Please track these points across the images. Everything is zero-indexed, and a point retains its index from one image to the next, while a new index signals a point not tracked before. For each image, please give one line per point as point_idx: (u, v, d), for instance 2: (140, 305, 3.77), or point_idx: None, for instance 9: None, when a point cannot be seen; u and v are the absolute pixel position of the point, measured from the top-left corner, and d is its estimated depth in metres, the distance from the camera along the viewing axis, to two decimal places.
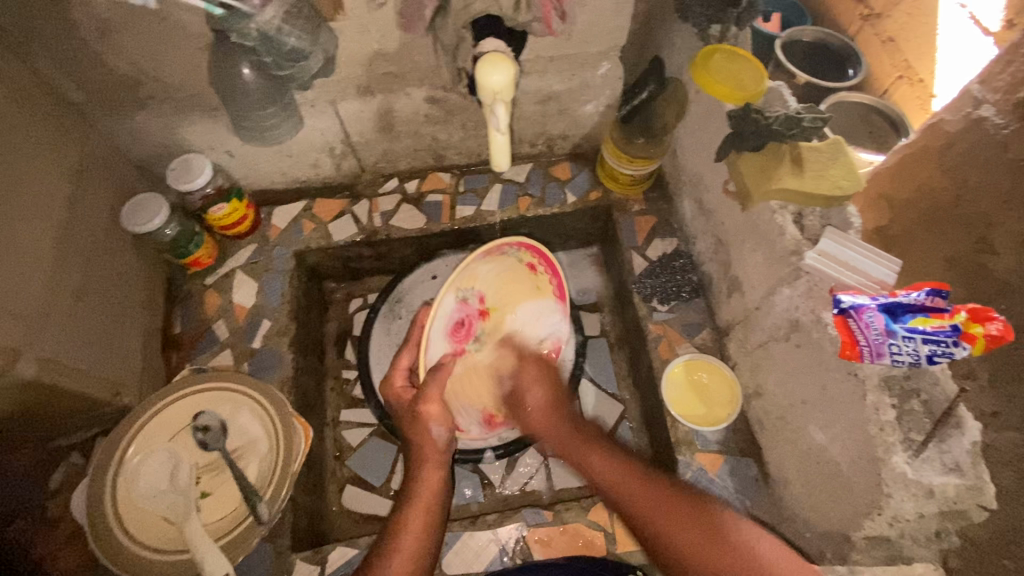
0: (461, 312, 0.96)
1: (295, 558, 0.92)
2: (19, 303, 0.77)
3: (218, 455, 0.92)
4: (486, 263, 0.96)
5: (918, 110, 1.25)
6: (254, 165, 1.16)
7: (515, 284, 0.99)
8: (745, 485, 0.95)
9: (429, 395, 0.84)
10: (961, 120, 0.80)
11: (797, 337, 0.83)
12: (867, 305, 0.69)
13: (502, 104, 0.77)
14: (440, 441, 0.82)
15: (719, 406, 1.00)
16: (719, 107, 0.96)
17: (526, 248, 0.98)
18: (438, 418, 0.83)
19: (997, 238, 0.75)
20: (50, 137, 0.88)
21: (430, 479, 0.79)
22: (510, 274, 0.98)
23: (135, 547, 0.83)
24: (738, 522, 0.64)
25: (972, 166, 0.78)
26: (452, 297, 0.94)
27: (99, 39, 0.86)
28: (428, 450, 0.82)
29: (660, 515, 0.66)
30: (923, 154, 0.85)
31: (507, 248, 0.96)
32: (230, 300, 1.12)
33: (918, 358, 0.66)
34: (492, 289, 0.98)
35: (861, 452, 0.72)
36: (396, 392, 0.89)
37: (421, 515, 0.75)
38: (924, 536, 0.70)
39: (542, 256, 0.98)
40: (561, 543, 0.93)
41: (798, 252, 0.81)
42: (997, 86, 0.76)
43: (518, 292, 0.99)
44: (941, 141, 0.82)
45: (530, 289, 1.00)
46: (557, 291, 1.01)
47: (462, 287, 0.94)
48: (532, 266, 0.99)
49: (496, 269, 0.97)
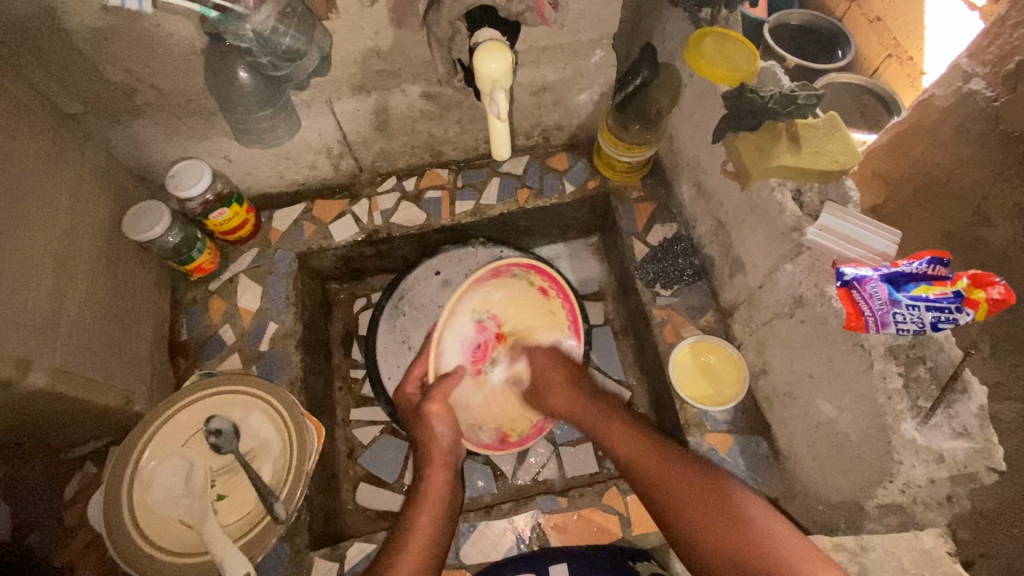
0: (481, 335, 1.01)
1: (314, 555, 0.93)
2: (26, 314, 0.77)
3: (231, 457, 0.93)
4: (498, 289, 1.01)
5: (908, 88, 1.28)
6: (253, 170, 1.16)
7: (528, 308, 1.05)
8: (756, 463, 0.96)
9: (434, 396, 0.90)
10: (950, 95, 0.82)
11: (801, 312, 0.83)
12: (870, 276, 0.70)
13: (501, 90, 0.78)
14: (444, 442, 0.89)
15: (726, 386, 1.01)
16: (713, 89, 0.97)
17: (535, 270, 1.02)
18: (443, 419, 0.90)
19: (991, 209, 0.76)
20: (49, 149, 0.88)
21: (435, 478, 0.86)
22: (522, 298, 1.04)
23: (155, 551, 0.84)
24: (753, 507, 0.71)
25: (965, 140, 0.80)
26: (468, 320, 0.98)
27: (92, 48, 0.86)
28: (433, 449, 0.88)
29: (678, 485, 0.76)
30: (917, 129, 0.87)
31: (515, 271, 1.00)
32: (234, 305, 1.13)
33: (922, 325, 0.67)
34: (508, 314, 1.03)
35: (871, 422, 0.73)
36: (406, 397, 0.96)
37: (429, 513, 0.82)
38: (935, 501, 0.71)
39: (553, 283, 1.03)
40: (577, 529, 0.93)
41: (799, 229, 0.81)
42: (985, 59, 0.77)
43: (532, 317, 1.05)
44: (933, 117, 0.84)
45: (543, 316, 1.06)
46: (568, 317, 1.06)
47: (480, 309, 0.99)
48: (544, 290, 1.05)
49: (509, 294, 1.02)
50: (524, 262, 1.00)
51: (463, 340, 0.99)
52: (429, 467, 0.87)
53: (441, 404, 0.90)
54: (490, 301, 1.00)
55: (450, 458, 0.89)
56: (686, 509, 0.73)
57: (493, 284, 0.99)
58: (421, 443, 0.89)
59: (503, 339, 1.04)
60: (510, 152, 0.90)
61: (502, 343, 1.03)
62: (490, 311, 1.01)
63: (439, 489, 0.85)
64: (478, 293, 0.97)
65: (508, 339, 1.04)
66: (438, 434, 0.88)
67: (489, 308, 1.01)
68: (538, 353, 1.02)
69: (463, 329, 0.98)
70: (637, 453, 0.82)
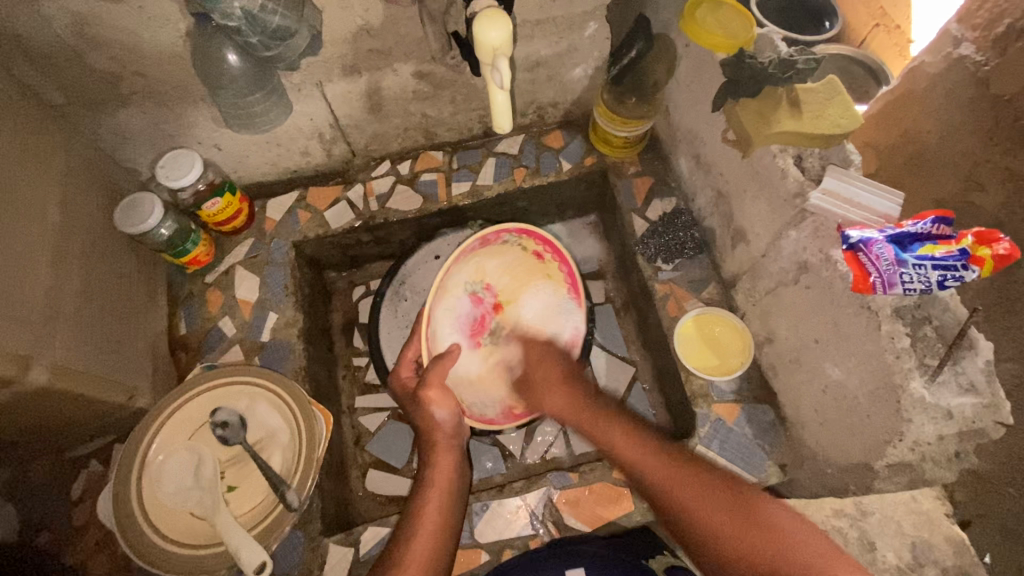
0: (477, 307, 1.07)
1: (328, 541, 0.93)
2: (22, 309, 0.75)
3: (240, 448, 0.92)
4: (490, 258, 1.06)
5: (895, 57, 1.28)
6: (244, 157, 1.13)
7: (525, 273, 1.08)
8: (763, 431, 0.97)
9: (429, 381, 0.93)
10: (941, 61, 0.83)
11: (806, 278, 0.83)
12: (876, 238, 0.70)
13: (504, 58, 0.76)
14: (446, 425, 0.90)
15: (732, 356, 1.02)
16: (710, 58, 0.96)
17: (526, 234, 1.05)
18: (441, 402, 0.92)
19: (983, 174, 0.79)
20: (34, 142, 0.85)
21: (441, 463, 0.86)
22: (518, 264, 1.08)
23: (169, 544, 0.83)
24: (772, 508, 0.67)
25: (955, 107, 0.81)
26: (462, 293, 1.05)
27: (74, 33, 0.83)
28: (438, 434, 0.89)
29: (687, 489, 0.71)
30: (909, 97, 0.88)
31: (506, 236, 1.05)
32: (233, 296, 1.11)
33: (929, 285, 0.67)
34: (503, 282, 1.08)
35: (878, 383, 0.73)
36: (402, 382, 0.98)
37: (439, 496, 0.82)
38: (943, 458, 0.72)
39: (547, 244, 1.05)
40: (590, 503, 0.94)
41: (802, 194, 0.81)
42: (975, 23, 0.78)
43: (526, 281, 1.08)
44: (923, 84, 0.85)
45: (540, 278, 1.08)
46: (566, 278, 1.06)
47: (473, 280, 1.06)
48: (539, 254, 1.06)
49: (503, 263, 1.08)
50: (514, 227, 1.04)
51: (460, 314, 1.05)
52: (433, 450, 0.87)
53: (436, 388, 0.92)
54: (484, 271, 1.06)
55: (455, 441, 0.89)
56: (706, 511, 0.68)
57: (483, 254, 1.06)
58: (422, 430, 0.91)
59: (501, 309, 1.07)
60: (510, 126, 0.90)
61: (500, 312, 1.07)
62: (484, 281, 1.07)
63: (446, 472, 0.85)
64: (468, 265, 1.04)
65: (504, 307, 1.07)
66: (438, 420, 0.90)
67: (483, 279, 1.07)
68: (535, 345, 1.00)
69: (458, 303, 1.05)
70: (642, 464, 0.75)
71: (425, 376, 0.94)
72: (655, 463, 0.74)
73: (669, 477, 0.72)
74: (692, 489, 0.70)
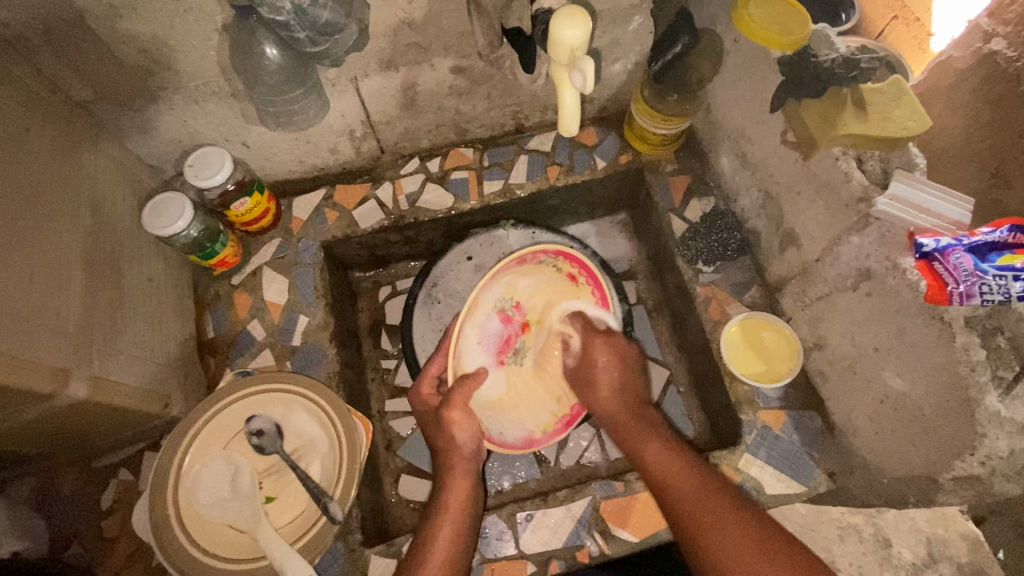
0: (506, 326, 1.00)
1: (369, 553, 0.90)
2: (57, 320, 0.72)
3: (276, 458, 0.89)
4: (524, 276, 0.99)
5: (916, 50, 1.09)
6: (272, 155, 1.09)
7: (558, 295, 1.01)
8: (811, 438, 0.95)
9: (455, 401, 0.87)
10: (969, 57, 0.80)
11: (867, 285, 0.81)
12: (952, 246, 0.68)
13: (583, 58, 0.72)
14: (466, 447, 0.86)
15: (778, 362, 0.99)
16: (764, 54, 0.92)
17: (563, 257, 0.99)
18: (462, 424, 0.87)
19: (1011, 171, 0.77)
20: (63, 142, 0.81)
21: (457, 486, 0.83)
22: (551, 287, 1.00)
23: (209, 558, 0.81)
24: None
25: (985, 102, 0.79)
26: (491, 310, 0.98)
27: (105, 26, 0.78)
28: (455, 456, 0.86)
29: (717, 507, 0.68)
30: (935, 92, 0.86)
31: (544, 257, 0.99)
32: (261, 299, 1.08)
33: (1009, 296, 0.64)
34: (533, 299, 1.00)
35: (948, 396, 0.71)
36: (424, 399, 0.95)
37: (451, 521, 0.79)
38: (1012, 471, 0.68)
39: (582, 266, 0.99)
40: (636, 513, 0.91)
41: (866, 199, 0.78)
42: (1007, 18, 0.75)
43: (559, 303, 1.00)
44: (951, 78, 0.83)
45: (572, 301, 1.00)
46: (602, 304, 0.99)
47: (504, 296, 0.98)
48: (573, 276, 1.00)
49: (537, 282, 1.01)
50: (552, 249, 0.98)
51: (487, 332, 0.98)
52: (451, 474, 0.84)
53: (460, 409, 0.87)
54: (516, 289, 0.99)
55: (472, 466, 0.86)
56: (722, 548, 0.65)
57: (517, 272, 0.98)
58: (443, 449, 0.87)
59: (528, 328, 1.00)
60: (576, 126, 0.79)
61: (526, 332, 1.00)
62: (515, 299, 0.99)
63: (460, 495, 0.83)
64: (501, 282, 0.97)
65: (532, 328, 1.00)
66: (459, 441, 0.86)
67: (513, 296, 0.99)
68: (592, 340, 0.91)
69: (487, 322, 0.97)
70: (670, 472, 0.74)
71: (449, 395, 0.88)
72: (687, 483, 0.72)
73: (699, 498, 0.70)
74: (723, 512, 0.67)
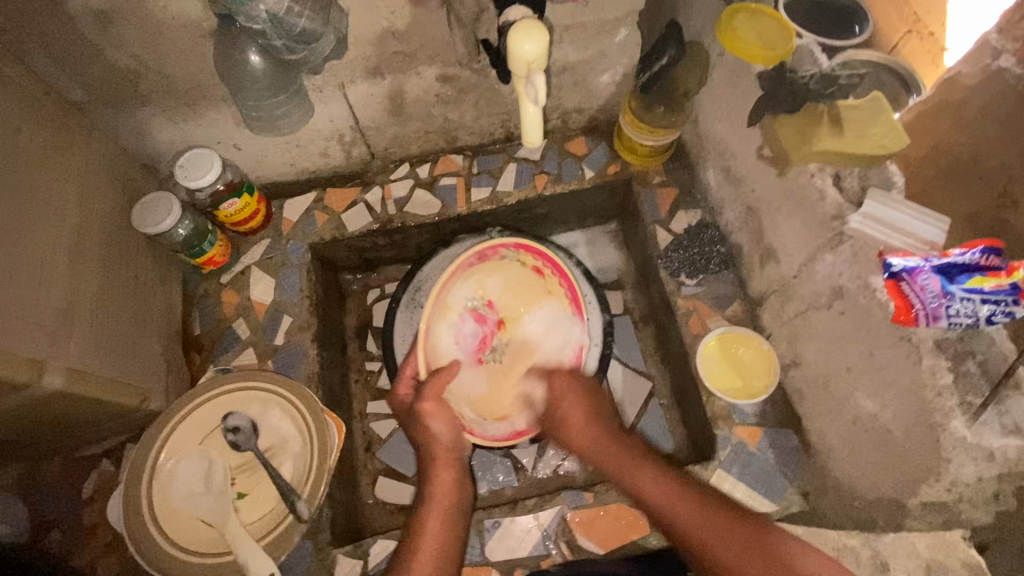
0: (481, 327, 1.07)
1: (336, 553, 0.91)
2: (36, 312, 0.74)
3: (250, 455, 0.91)
4: (492, 277, 1.07)
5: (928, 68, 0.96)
6: (263, 158, 1.12)
7: (528, 290, 1.08)
8: (786, 457, 0.94)
9: (427, 393, 0.92)
10: None
11: (840, 304, 0.80)
12: (920, 267, 0.67)
13: (538, 73, 0.76)
14: (445, 439, 0.89)
15: (755, 379, 0.99)
16: (746, 68, 0.92)
17: (525, 250, 1.05)
18: (438, 415, 0.91)
19: None
20: (54, 140, 0.85)
21: (441, 479, 0.85)
22: (517, 280, 1.08)
23: (178, 552, 0.82)
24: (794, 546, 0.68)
25: None
26: (462, 311, 1.05)
27: (97, 32, 0.83)
28: (436, 450, 0.88)
29: (720, 530, 0.71)
30: None
31: (505, 251, 1.05)
32: (248, 298, 1.10)
33: (976, 320, 0.63)
34: (503, 297, 1.08)
35: (916, 419, 0.70)
36: (400, 399, 0.97)
37: (437, 516, 0.80)
38: (980, 500, 0.68)
39: (548, 261, 1.04)
40: (604, 525, 0.91)
41: (840, 217, 0.77)
42: None
43: (529, 298, 1.08)
44: None
45: (543, 295, 1.07)
46: (569, 295, 1.04)
47: (474, 295, 1.06)
48: (539, 270, 1.06)
49: (504, 280, 1.08)
50: (512, 243, 1.04)
51: (462, 333, 1.05)
52: (432, 467, 0.87)
53: (432, 400, 0.91)
54: (482, 289, 1.06)
55: (454, 456, 0.88)
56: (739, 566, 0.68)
57: (483, 270, 1.05)
58: (423, 446, 0.90)
59: (502, 326, 1.08)
60: (539, 138, 0.90)
61: (501, 330, 1.08)
62: (485, 299, 1.07)
63: (446, 489, 0.84)
64: (470, 282, 1.05)
65: (507, 325, 1.08)
66: (435, 432, 0.89)
67: (483, 296, 1.07)
68: (560, 377, 0.97)
69: (460, 323, 1.05)
70: (670, 501, 0.76)
71: (423, 388, 0.93)
72: (692, 508, 0.74)
73: (705, 520, 0.73)
74: (726, 535, 0.70)
